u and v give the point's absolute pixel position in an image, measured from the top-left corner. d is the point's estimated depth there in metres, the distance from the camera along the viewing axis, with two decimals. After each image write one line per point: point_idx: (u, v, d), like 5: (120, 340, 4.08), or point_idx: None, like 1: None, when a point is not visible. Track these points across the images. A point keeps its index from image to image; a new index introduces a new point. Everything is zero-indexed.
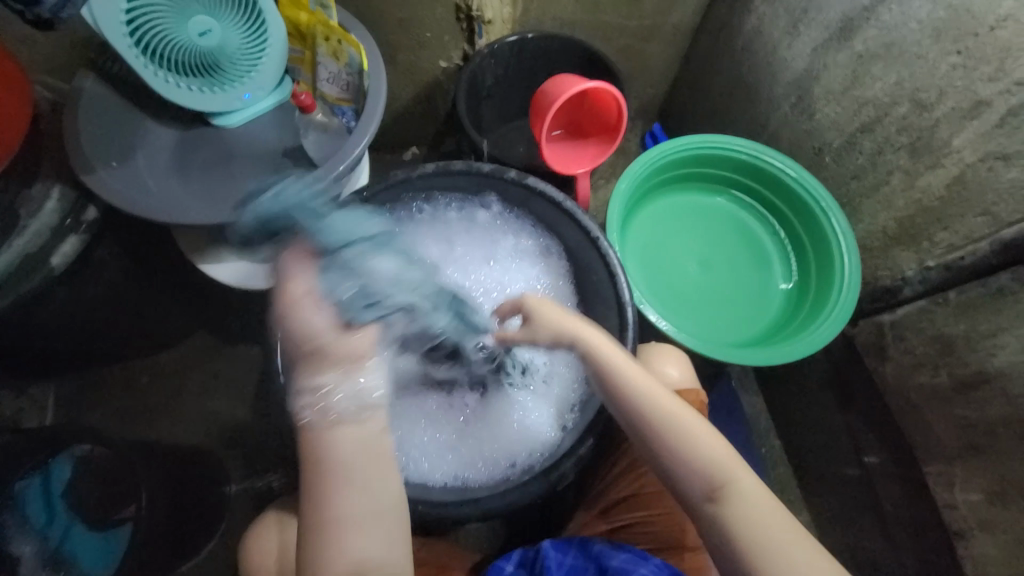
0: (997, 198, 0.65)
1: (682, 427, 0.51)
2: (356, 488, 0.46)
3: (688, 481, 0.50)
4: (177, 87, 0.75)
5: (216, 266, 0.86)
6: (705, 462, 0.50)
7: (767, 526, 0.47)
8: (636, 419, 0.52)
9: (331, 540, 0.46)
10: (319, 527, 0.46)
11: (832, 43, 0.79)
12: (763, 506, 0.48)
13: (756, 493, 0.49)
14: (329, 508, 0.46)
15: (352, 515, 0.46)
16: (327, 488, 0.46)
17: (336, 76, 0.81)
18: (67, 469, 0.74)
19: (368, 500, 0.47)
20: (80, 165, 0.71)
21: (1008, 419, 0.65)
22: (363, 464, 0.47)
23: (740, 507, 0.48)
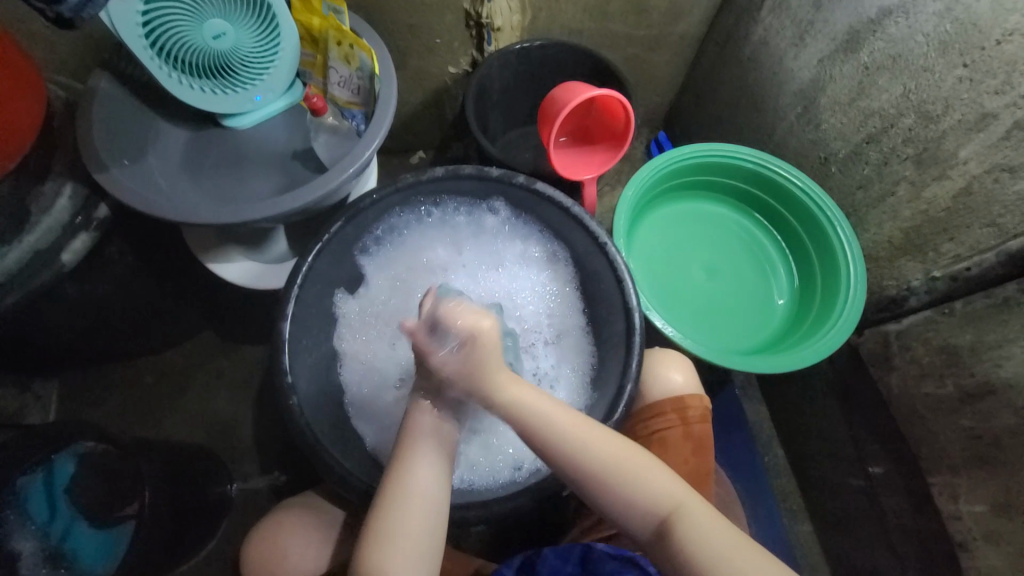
0: (1002, 210, 0.65)
1: (618, 472, 0.49)
2: (423, 492, 0.49)
3: (634, 521, 0.50)
4: (189, 88, 0.76)
5: (225, 265, 0.86)
6: (646, 500, 0.49)
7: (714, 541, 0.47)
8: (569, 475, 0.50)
9: (384, 545, 0.47)
10: (377, 531, 0.48)
11: (838, 54, 0.80)
12: (712, 531, 0.48)
13: (703, 519, 0.48)
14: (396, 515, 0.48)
15: (412, 536, 0.48)
16: (391, 490, 0.49)
17: (347, 81, 0.81)
18: (71, 467, 0.73)
19: (425, 511, 0.49)
20: (91, 163, 0.71)
21: (1014, 430, 0.65)
22: (431, 471, 0.50)
23: (688, 536, 0.48)
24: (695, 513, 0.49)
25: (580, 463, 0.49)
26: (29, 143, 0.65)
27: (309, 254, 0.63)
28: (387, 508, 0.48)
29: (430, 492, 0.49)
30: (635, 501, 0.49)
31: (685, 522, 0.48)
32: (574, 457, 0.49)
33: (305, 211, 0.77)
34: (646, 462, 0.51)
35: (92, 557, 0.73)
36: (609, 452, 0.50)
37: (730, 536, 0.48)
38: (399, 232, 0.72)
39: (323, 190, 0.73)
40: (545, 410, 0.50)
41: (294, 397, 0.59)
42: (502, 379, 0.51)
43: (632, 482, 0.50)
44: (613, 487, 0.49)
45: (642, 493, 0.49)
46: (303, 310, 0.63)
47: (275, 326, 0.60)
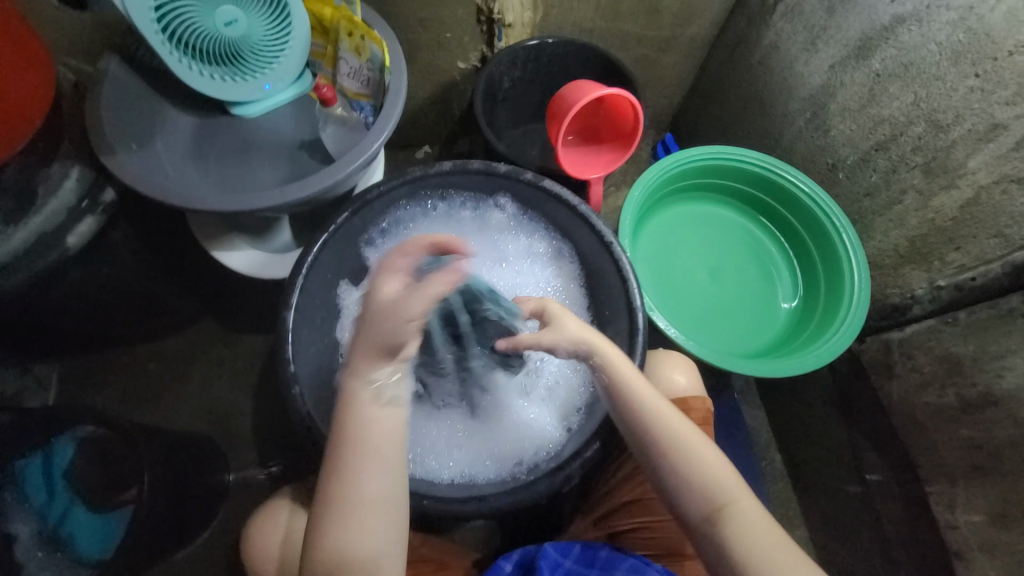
0: (1010, 221, 0.65)
1: (682, 449, 0.52)
2: (377, 468, 0.46)
3: (687, 501, 0.51)
4: (200, 75, 0.75)
5: (228, 254, 0.86)
6: (703, 484, 0.50)
7: (758, 540, 0.48)
8: (638, 438, 0.53)
9: (345, 514, 0.45)
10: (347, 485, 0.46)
11: (849, 61, 0.80)
12: (762, 531, 0.48)
13: (753, 517, 0.49)
14: (358, 461, 0.46)
15: (372, 477, 0.46)
16: (353, 461, 0.46)
17: (357, 72, 0.80)
18: (70, 450, 0.75)
19: (382, 488, 0.46)
20: (100, 146, 0.70)
21: (1013, 441, 0.65)
22: (388, 446, 0.47)
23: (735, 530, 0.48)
24: (748, 510, 0.49)
25: (651, 430, 0.53)
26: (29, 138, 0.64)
27: (314, 246, 0.63)
28: (345, 481, 0.46)
29: (383, 467, 0.47)
30: (694, 482, 0.51)
31: (735, 516, 0.49)
32: (649, 423, 0.53)
33: (311, 201, 0.76)
34: (708, 449, 0.52)
35: (89, 541, 0.73)
36: (680, 429, 0.53)
37: (779, 540, 0.48)
38: (405, 226, 0.71)
39: (330, 180, 0.73)
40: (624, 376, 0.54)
41: (297, 386, 0.59)
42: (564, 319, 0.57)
43: (694, 461, 0.51)
44: (675, 462, 0.51)
45: (701, 476, 0.51)
46: (307, 300, 0.63)
47: (278, 315, 0.61)
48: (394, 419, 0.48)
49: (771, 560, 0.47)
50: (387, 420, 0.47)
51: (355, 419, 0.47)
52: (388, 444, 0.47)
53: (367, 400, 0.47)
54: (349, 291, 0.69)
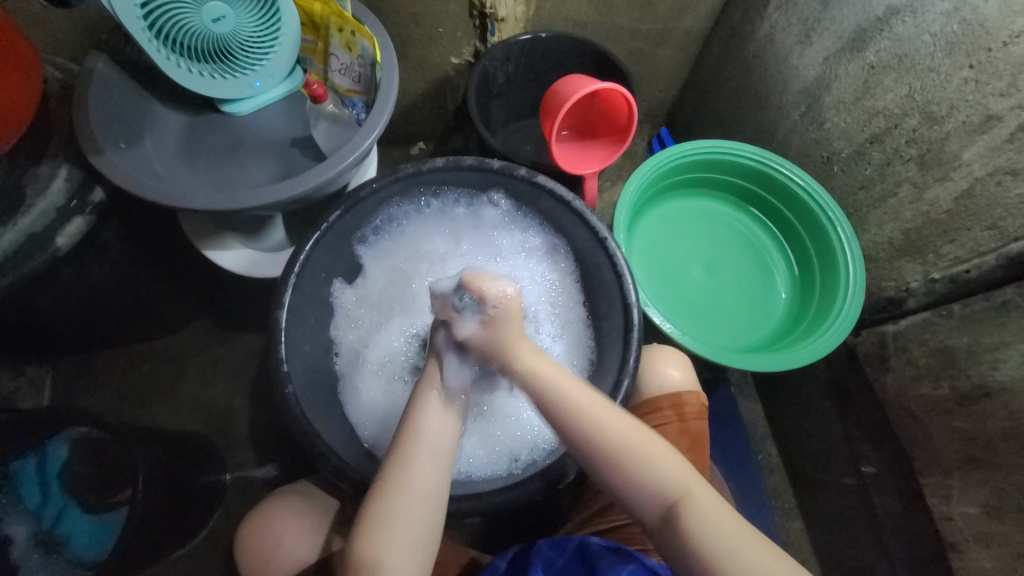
0: (1004, 213, 0.65)
1: (624, 453, 0.50)
2: (428, 454, 0.50)
3: (641, 505, 0.50)
4: (187, 72, 0.74)
5: (221, 253, 0.85)
6: (654, 484, 0.49)
7: (718, 534, 0.47)
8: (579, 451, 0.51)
9: (395, 501, 0.48)
10: (395, 468, 0.49)
11: (844, 52, 0.79)
12: (719, 521, 0.47)
13: (713, 510, 0.48)
14: (407, 451, 0.50)
15: (426, 464, 0.50)
16: (404, 450, 0.50)
17: (348, 68, 0.80)
18: (64, 451, 0.74)
19: (431, 476, 0.50)
20: (88, 145, 0.70)
21: (1008, 433, 0.65)
22: (443, 439, 0.52)
23: (695, 525, 0.47)
24: (702, 503, 0.48)
25: (589, 440, 0.50)
26: (17, 137, 0.63)
27: (306, 244, 0.62)
28: (398, 467, 0.49)
29: (434, 457, 0.51)
30: (643, 484, 0.49)
31: (692, 512, 0.48)
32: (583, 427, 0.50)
33: (304, 199, 0.76)
34: (655, 447, 0.50)
35: (86, 543, 0.74)
36: (620, 430, 0.50)
37: (737, 531, 0.47)
38: (398, 223, 0.71)
39: (323, 177, 0.72)
40: (557, 381, 0.52)
41: (290, 386, 0.58)
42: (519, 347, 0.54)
43: (638, 464, 0.49)
44: (623, 468, 0.50)
45: (649, 477, 0.49)
46: (300, 299, 0.63)
47: (270, 315, 0.60)
48: (449, 415, 0.53)
49: (732, 555, 0.45)
50: (443, 411, 0.53)
51: (414, 415, 0.53)
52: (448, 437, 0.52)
53: (425, 393, 0.54)
54: (344, 290, 0.69)
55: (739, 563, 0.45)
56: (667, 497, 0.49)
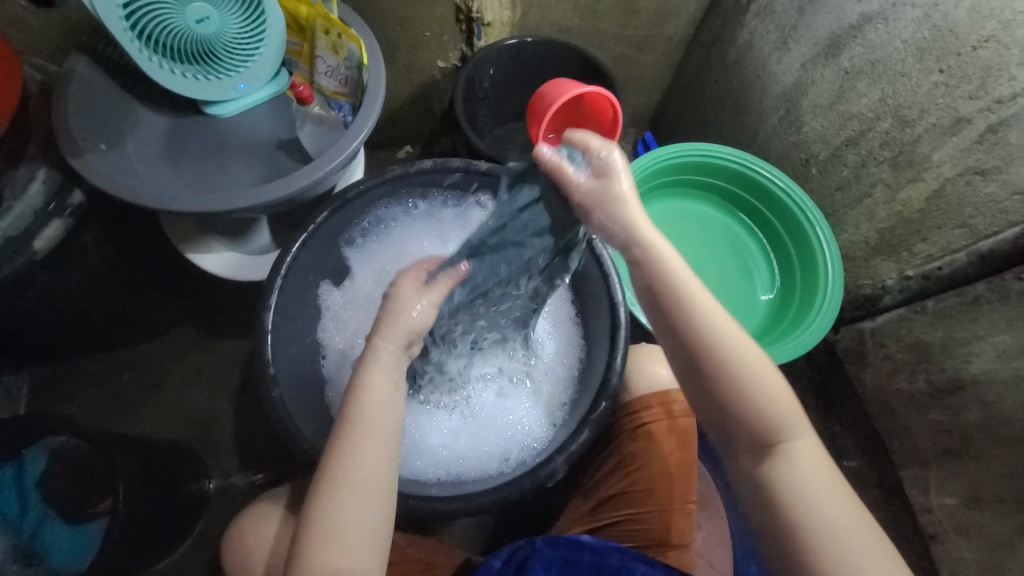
0: (974, 211, 0.68)
1: (746, 371, 0.49)
2: (371, 445, 0.49)
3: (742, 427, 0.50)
4: (170, 73, 0.74)
5: (205, 256, 0.84)
6: (763, 412, 0.49)
7: (810, 483, 0.47)
8: (699, 355, 0.50)
9: (333, 499, 0.47)
10: (337, 459, 0.48)
11: (820, 58, 0.82)
12: (813, 472, 0.48)
13: (810, 458, 0.49)
14: (349, 444, 0.48)
15: (364, 457, 0.48)
16: (349, 444, 0.48)
17: (335, 70, 0.80)
18: (42, 461, 0.74)
19: (377, 468, 0.49)
20: (68, 148, 0.69)
21: (983, 425, 0.67)
22: (383, 428, 0.50)
23: (786, 468, 0.48)
24: (804, 446, 0.49)
25: (717, 346, 0.50)
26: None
27: (293, 245, 0.62)
28: (341, 463, 0.48)
29: (380, 449, 0.49)
30: (751, 411, 0.49)
31: (789, 455, 0.49)
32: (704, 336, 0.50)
33: (290, 201, 0.75)
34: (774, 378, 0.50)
35: (64, 554, 0.72)
36: (739, 349, 0.50)
37: (830, 481, 0.48)
38: (386, 224, 0.71)
39: (310, 178, 0.72)
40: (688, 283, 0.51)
41: (276, 389, 0.58)
42: (632, 219, 0.53)
43: (756, 379, 0.49)
44: (732, 383, 0.49)
45: (760, 401, 0.49)
46: (287, 300, 0.63)
47: (257, 317, 0.60)
48: (390, 401, 0.51)
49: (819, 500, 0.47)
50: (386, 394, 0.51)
51: (358, 404, 0.50)
52: (387, 427, 0.50)
53: (369, 372, 0.50)
54: (331, 291, 0.69)
55: (822, 510, 0.46)
56: (765, 433, 0.49)
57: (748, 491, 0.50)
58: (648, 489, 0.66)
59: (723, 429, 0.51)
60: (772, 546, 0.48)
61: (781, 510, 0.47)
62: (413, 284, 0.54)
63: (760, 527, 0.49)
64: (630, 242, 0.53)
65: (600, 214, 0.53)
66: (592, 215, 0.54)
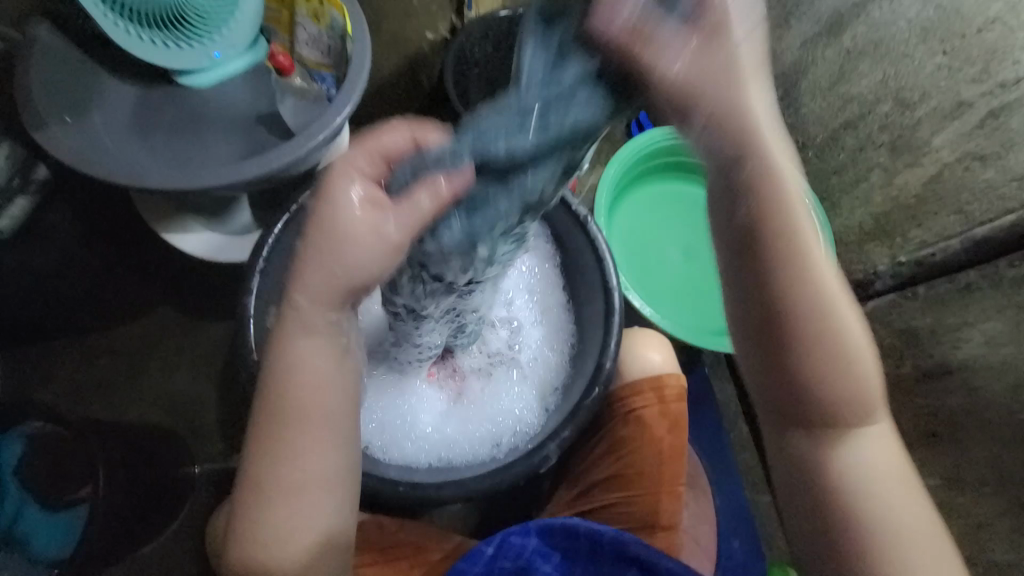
0: (971, 197, 0.67)
1: (843, 338, 0.41)
2: (309, 445, 0.42)
3: (819, 400, 0.42)
4: (137, 39, 0.69)
5: (182, 236, 0.81)
6: (860, 397, 0.42)
7: (882, 477, 0.43)
8: (802, 313, 0.41)
9: (263, 501, 0.42)
10: (267, 452, 0.42)
11: (821, 38, 0.80)
12: (886, 464, 0.44)
13: (886, 449, 0.44)
14: (285, 443, 0.42)
15: (290, 455, 0.42)
16: (285, 444, 0.42)
17: (317, 39, 0.77)
18: (17, 447, 0.77)
19: (313, 462, 0.42)
20: (30, 120, 0.65)
21: (968, 409, 0.68)
22: (321, 424, 0.42)
23: (861, 453, 0.43)
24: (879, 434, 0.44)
25: (833, 313, 0.41)
26: None
27: (275, 227, 0.61)
28: (274, 463, 0.42)
29: (317, 444, 0.42)
30: (845, 392, 0.42)
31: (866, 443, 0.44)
32: (816, 302, 0.41)
33: (271, 179, 0.71)
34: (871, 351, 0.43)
35: (45, 541, 0.74)
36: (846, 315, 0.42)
37: (894, 470, 0.44)
38: None
39: (293, 155, 0.68)
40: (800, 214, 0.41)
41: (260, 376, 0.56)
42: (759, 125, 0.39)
43: (856, 358, 0.42)
44: (829, 361, 0.41)
45: (855, 387, 0.42)
46: (269, 283, 0.60)
47: (238, 303, 0.58)
48: (321, 369, 0.42)
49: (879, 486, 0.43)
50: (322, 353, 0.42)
51: (281, 387, 0.42)
52: (325, 416, 0.42)
53: (295, 339, 0.42)
54: None
55: (880, 500, 0.43)
56: (848, 416, 0.43)
57: (800, 469, 0.45)
58: (639, 474, 0.66)
59: (792, 405, 0.43)
60: (825, 539, 0.44)
61: (842, 500, 0.43)
62: (363, 203, 0.38)
63: (807, 515, 0.45)
64: (743, 152, 0.39)
65: (704, 102, 0.37)
66: (699, 109, 0.37)
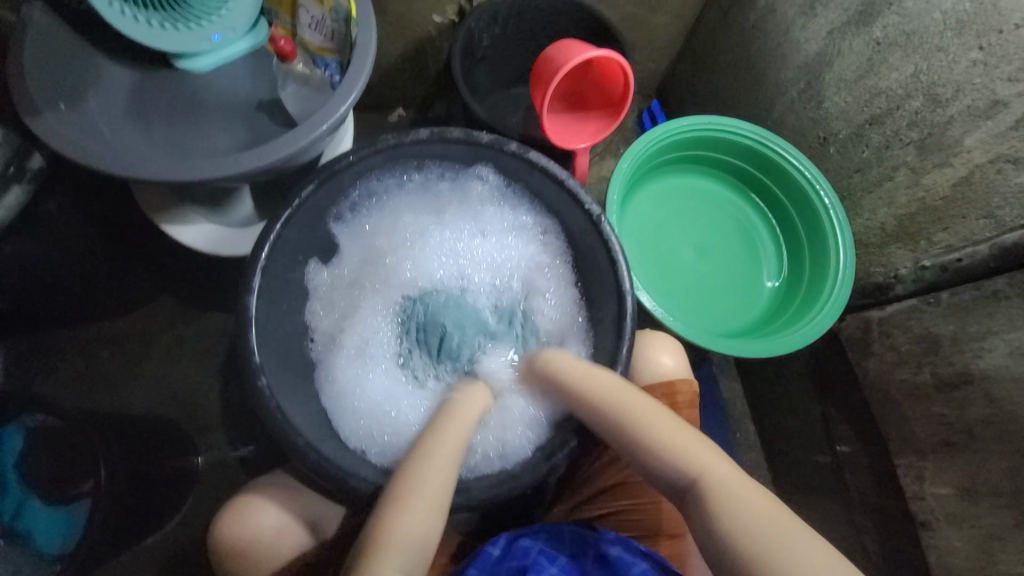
0: (1002, 202, 0.64)
1: (640, 424, 0.50)
2: (446, 460, 0.50)
3: (664, 479, 0.49)
4: (132, 21, 0.65)
5: (181, 228, 0.78)
6: (677, 458, 0.48)
7: (743, 510, 0.43)
8: (605, 431, 0.52)
9: (393, 503, 0.46)
10: (416, 459, 0.50)
11: (849, 27, 0.76)
12: (739, 497, 0.44)
13: (735, 484, 0.45)
14: (426, 453, 0.50)
15: (439, 462, 0.49)
16: (422, 454, 0.50)
17: (320, 22, 0.72)
18: (19, 440, 0.71)
19: (443, 476, 0.49)
20: (21, 105, 0.61)
21: (987, 420, 0.67)
22: (456, 446, 0.51)
23: (718, 503, 0.44)
24: (720, 476, 0.46)
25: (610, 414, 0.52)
26: None
27: (277, 221, 0.57)
28: (415, 467, 0.49)
29: (451, 465, 0.50)
30: (668, 463, 0.48)
31: (717, 492, 0.45)
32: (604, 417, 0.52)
33: (274, 170, 0.69)
34: (665, 421, 0.50)
35: (47, 535, 0.69)
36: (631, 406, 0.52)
37: (757, 497, 0.44)
38: (378, 198, 0.66)
39: (295, 146, 0.65)
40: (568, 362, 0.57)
41: (263, 377, 0.54)
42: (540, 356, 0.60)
43: (651, 430, 0.50)
44: (639, 443, 0.50)
45: (671, 454, 0.48)
46: (271, 281, 0.58)
47: (240, 299, 0.55)
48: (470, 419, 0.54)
49: (752, 518, 0.43)
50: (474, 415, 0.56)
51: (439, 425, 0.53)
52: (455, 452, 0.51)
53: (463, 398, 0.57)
54: (319, 268, 0.65)
55: (768, 534, 0.42)
56: (687, 478, 0.47)
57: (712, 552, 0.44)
58: (645, 482, 0.65)
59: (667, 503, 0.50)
60: None
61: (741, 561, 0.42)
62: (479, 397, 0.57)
63: None
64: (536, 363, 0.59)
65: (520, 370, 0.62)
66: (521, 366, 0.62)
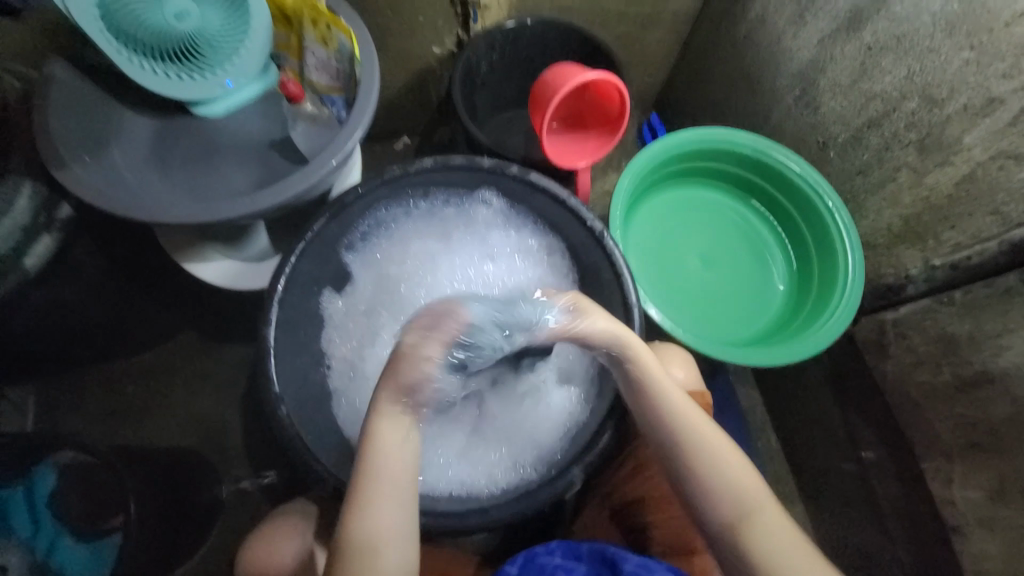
0: (1007, 198, 0.64)
1: (705, 453, 0.55)
2: (396, 484, 0.49)
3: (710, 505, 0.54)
4: (151, 73, 0.69)
5: (202, 266, 0.82)
6: (732, 490, 0.53)
7: (778, 546, 0.51)
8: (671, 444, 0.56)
9: (362, 514, 0.48)
10: (372, 474, 0.49)
11: (839, 34, 0.77)
12: (779, 537, 0.51)
13: (777, 526, 0.52)
14: (380, 467, 0.49)
15: (391, 479, 0.49)
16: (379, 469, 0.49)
17: (325, 64, 0.76)
18: (51, 478, 0.71)
19: (402, 493, 0.50)
20: (51, 160, 0.66)
21: (1010, 419, 0.65)
22: (401, 461, 0.50)
23: (757, 535, 0.51)
24: (768, 516, 0.52)
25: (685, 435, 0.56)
26: None
27: (292, 254, 0.61)
28: (375, 485, 0.49)
29: (405, 480, 0.50)
30: (720, 492, 0.53)
31: (758, 524, 0.52)
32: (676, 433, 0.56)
33: (287, 206, 0.72)
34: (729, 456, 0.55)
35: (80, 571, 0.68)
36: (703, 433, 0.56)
37: (790, 538, 0.51)
38: (387, 227, 0.68)
39: (306, 184, 0.68)
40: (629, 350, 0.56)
41: (283, 406, 0.57)
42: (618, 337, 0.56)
43: (716, 460, 0.55)
44: (697, 465, 0.55)
45: (726, 486, 0.53)
46: (287, 313, 0.60)
47: (258, 331, 0.59)
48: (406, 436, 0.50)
49: (783, 556, 0.50)
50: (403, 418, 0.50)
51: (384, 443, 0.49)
52: (404, 469, 0.50)
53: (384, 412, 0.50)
54: (331, 299, 0.66)
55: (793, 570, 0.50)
56: (734, 508, 0.53)
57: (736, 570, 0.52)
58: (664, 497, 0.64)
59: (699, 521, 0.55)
60: None
61: None
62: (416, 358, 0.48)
63: None
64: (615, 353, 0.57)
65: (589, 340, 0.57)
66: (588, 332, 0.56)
